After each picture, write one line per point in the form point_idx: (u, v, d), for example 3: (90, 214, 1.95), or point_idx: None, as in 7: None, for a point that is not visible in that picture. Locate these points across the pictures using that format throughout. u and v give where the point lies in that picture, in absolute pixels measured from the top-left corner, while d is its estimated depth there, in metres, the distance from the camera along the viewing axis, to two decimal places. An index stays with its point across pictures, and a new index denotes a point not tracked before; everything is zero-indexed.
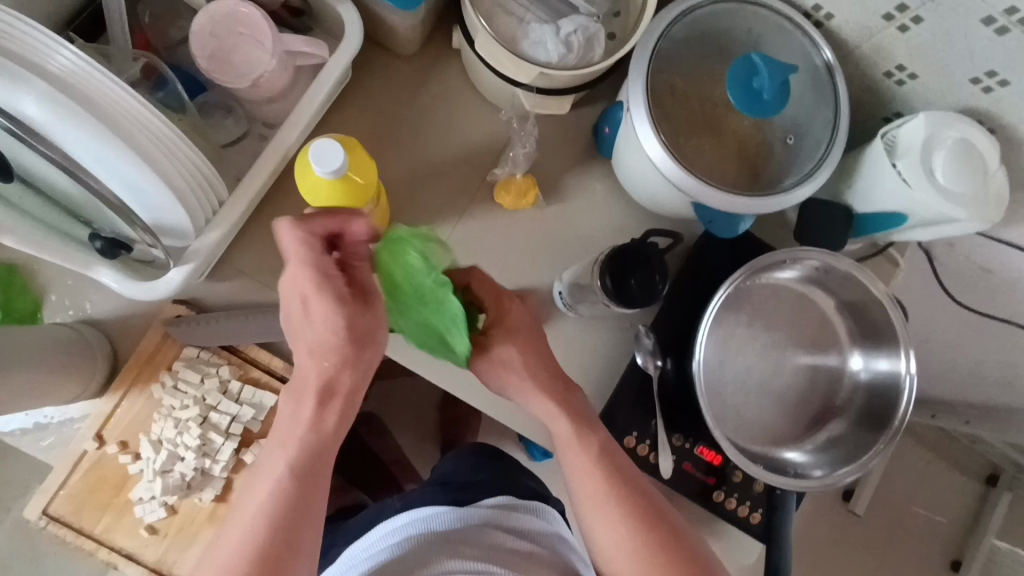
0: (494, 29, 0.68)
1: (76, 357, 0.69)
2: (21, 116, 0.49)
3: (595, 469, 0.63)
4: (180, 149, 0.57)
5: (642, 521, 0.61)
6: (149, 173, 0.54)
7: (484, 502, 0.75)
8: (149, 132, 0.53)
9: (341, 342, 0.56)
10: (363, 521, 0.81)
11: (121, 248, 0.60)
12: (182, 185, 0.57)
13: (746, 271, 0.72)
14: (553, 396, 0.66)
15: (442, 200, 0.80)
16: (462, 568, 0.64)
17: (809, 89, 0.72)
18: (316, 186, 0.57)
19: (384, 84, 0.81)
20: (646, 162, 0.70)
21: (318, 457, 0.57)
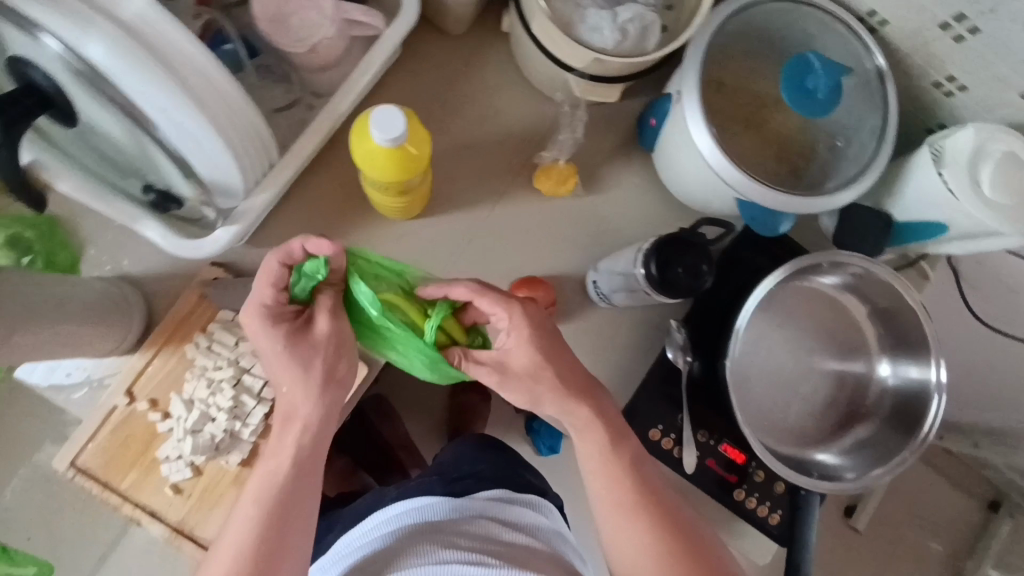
0: (551, 12, 0.68)
1: (117, 316, 0.71)
2: (84, 58, 0.48)
3: (617, 480, 0.61)
4: (241, 107, 0.57)
5: (662, 540, 0.59)
6: (208, 129, 0.54)
7: (478, 494, 0.74)
8: (214, 90, 0.54)
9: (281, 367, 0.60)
10: (362, 505, 0.81)
11: (173, 201, 0.64)
12: (237, 147, 0.58)
13: (791, 267, 0.71)
14: (578, 400, 0.62)
15: (482, 182, 0.80)
16: (456, 558, 0.63)
17: (859, 93, 0.72)
18: (372, 154, 0.57)
19: (431, 63, 0.81)
20: (692, 154, 0.70)
21: (280, 479, 0.59)
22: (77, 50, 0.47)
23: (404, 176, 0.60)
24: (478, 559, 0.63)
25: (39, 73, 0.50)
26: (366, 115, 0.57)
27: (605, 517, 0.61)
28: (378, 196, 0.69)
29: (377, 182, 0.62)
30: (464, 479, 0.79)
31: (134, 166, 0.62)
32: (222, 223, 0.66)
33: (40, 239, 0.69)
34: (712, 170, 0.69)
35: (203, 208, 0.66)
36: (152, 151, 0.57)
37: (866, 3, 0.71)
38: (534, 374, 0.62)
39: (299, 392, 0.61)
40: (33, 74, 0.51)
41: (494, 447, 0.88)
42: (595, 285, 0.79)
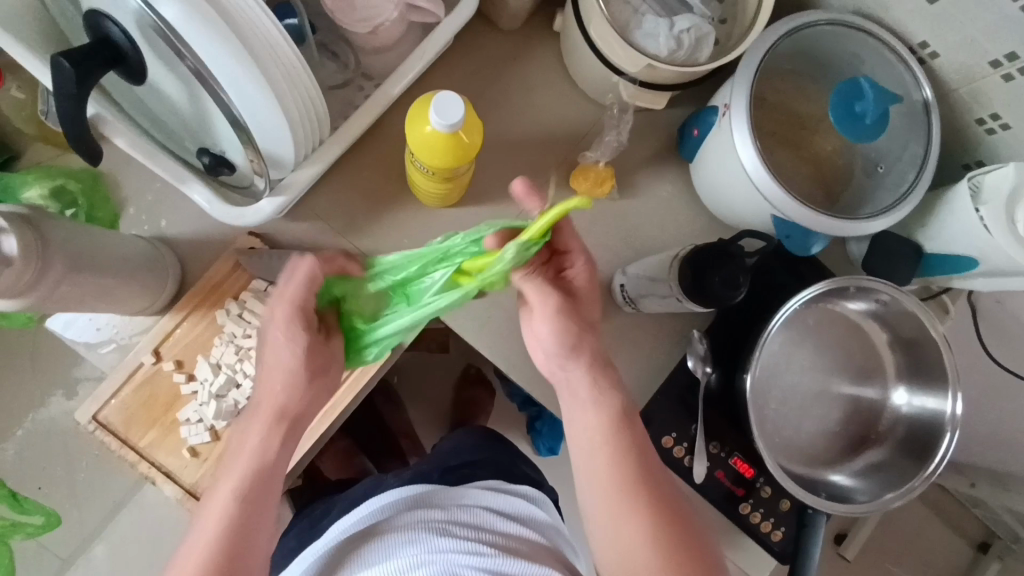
0: (609, 15, 0.69)
1: (153, 276, 0.71)
2: (160, 16, 0.48)
3: (613, 458, 0.59)
4: (301, 79, 0.57)
5: (657, 527, 0.57)
6: (269, 96, 0.54)
7: (474, 484, 0.75)
8: (280, 60, 0.54)
9: (298, 367, 0.59)
10: (357, 492, 0.81)
11: (225, 167, 0.64)
12: (294, 120, 0.59)
13: (829, 283, 0.71)
14: (591, 375, 0.63)
15: (519, 176, 0.81)
16: (454, 547, 0.62)
17: (902, 123, 0.73)
18: (428, 138, 0.59)
19: (480, 55, 0.82)
20: (733, 166, 0.71)
21: (266, 475, 0.56)
22: (154, 7, 0.48)
23: (455, 163, 0.61)
24: (476, 550, 0.61)
25: (114, 28, 0.51)
26: (427, 102, 0.58)
27: (597, 501, 0.59)
28: (421, 180, 0.69)
29: (426, 167, 0.63)
30: (462, 468, 0.81)
31: (189, 128, 0.62)
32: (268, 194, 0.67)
33: (87, 194, 0.76)
34: (754, 185, 0.70)
35: (256, 178, 0.65)
36: (210, 114, 0.58)
37: (918, 34, 0.72)
38: (589, 323, 0.64)
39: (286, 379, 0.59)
40: (107, 28, 0.52)
41: (492, 437, 0.91)
42: (622, 288, 0.78)
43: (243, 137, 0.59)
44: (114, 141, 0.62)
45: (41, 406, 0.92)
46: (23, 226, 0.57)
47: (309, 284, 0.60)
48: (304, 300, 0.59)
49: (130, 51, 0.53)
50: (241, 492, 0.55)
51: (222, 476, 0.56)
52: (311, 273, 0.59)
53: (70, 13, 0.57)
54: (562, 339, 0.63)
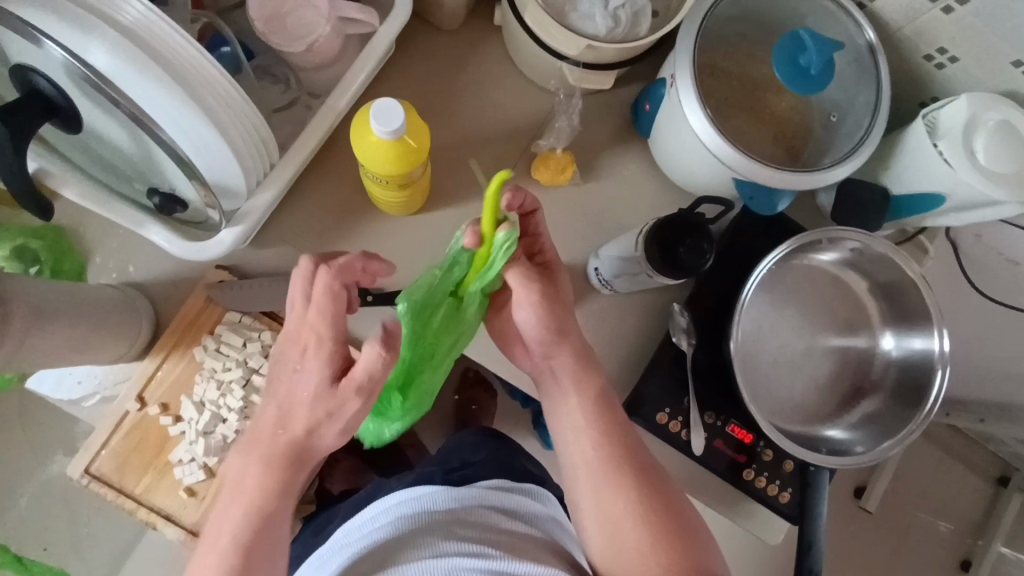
0: (543, 1, 0.69)
1: (125, 322, 0.71)
2: (87, 63, 0.48)
3: (603, 445, 0.62)
4: (242, 109, 0.57)
5: (643, 504, 0.61)
6: (212, 131, 0.54)
7: (480, 484, 0.74)
8: (218, 91, 0.54)
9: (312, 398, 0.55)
10: (359, 496, 0.82)
11: (178, 205, 0.64)
12: (241, 150, 0.59)
13: (795, 239, 0.71)
14: (571, 364, 0.65)
15: (480, 174, 0.80)
16: (460, 551, 0.62)
17: (851, 70, 0.73)
18: (374, 148, 0.58)
19: (426, 58, 0.82)
20: (687, 135, 0.71)
21: (272, 505, 0.56)
22: (81, 54, 0.48)
23: (407, 167, 0.61)
24: (479, 553, 0.62)
25: (44, 81, 0.51)
26: (369, 109, 0.58)
27: (586, 486, 0.62)
28: (378, 190, 0.69)
29: (378, 176, 0.62)
30: (464, 468, 0.81)
31: (137, 171, 0.62)
32: (226, 225, 0.67)
33: (50, 250, 0.75)
34: (709, 151, 0.69)
35: (208, 211, 0.64)
36: (155, 156, 0.58)
37: None
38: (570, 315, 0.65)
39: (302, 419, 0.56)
40: (38, 81, 0.51)
41: (493, 436, 0.91)
42: (597, 272, 0.79)
43: (192, 172, 0.59)
44: (63, 193, 0.62)
45: (42, 466, 0.92)
46: None
47: (332, 296, 0.55)
48: (336, 303, 0.55)
49: (64, 100, 0.53)
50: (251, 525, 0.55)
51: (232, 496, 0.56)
52: (330, 285, 0.55)
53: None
54: (545, 337, 0.63)
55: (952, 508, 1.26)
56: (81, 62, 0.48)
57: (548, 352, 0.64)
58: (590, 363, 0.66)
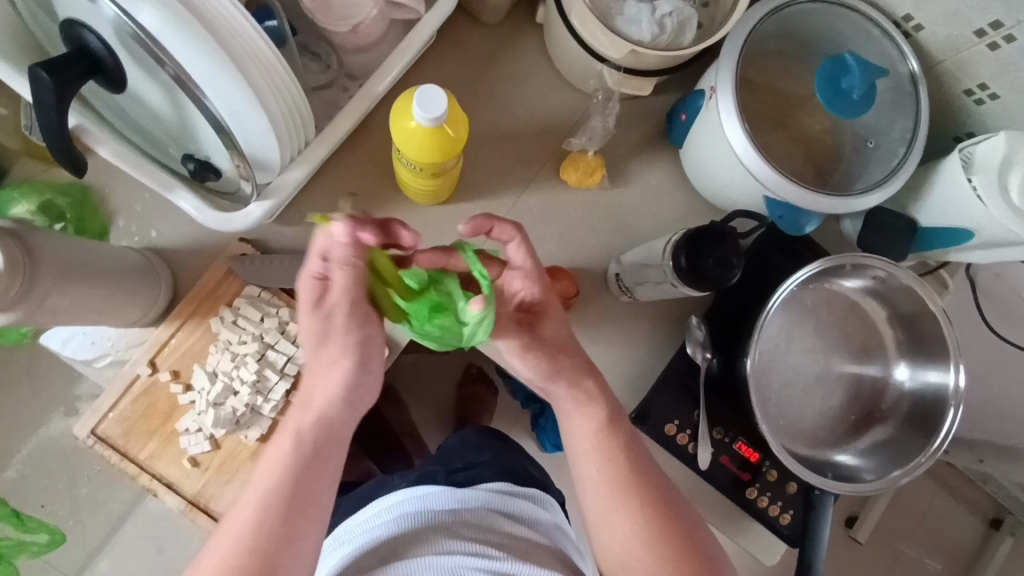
0: (590, 2, 0.69)
1: (144, 287, 0.71)
2: (137, 23, 0.48)
3: (606, 463, 0.59)
4: (282, 80, 0.57)
5: (652, 525, 0.57)
6: (252, 101, 0.54)
7: (483, 486, 0.73)
8: (261, 63, 0.54)
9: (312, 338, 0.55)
10: (360, 493, 0.81)
11: (211, 172, 0.64)
12: (279, 123, 0.59)
13: (827, 260, 0.70)
14: (578, 378, 0.60)
15: (508, 171, 0.80)
16: (464, 551, 0.63)
17: (890, 97, 0.72)
18: (412, 134, 0.59)
19: (464, 50, 0.82)
20: (721, 146, 0.71)
21: (306, 467, 0.53)
22: (131, 14, 0.47)
23: (442, 157, 0.61)
24: (484, 553, 0.63)
25: (91, 37, 0.51)
26: (411, 93, 0.58)
27: (593, 507, 0.59)
28: (408, 177, 0.69)
29: (412, 162, 0.63)
30: (467, 470, 0.79)
31: (172, 136, 0.62)
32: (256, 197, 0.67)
33: (74, 208, 0.75)
34: (742, 167, 0.69)
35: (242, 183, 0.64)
36: (193, 121, 0.58)
37: (902, 7, 0.72)
38: (559, 344, 0.60)
39: (320, 361, 0.56)
40: (84, 37, 0.51)
41: (497, 437, 0.91)
42: (618, 277, 0.78)
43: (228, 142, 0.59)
44: (96, 151, 0.62)
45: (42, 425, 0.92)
46: (9, 239, 0.57)
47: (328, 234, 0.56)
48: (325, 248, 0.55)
49: (109, 60, 0.53)
50: (289, 480, 0.52)
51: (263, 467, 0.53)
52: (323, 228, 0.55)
53: (47, 24, 0.56)
54: (534, 368, 0.60)
55: (944, 547, 1.26)
56: (130, 22, 0.48)
57: (545, 378, 0.60)
58: (587, 381, 0.61)
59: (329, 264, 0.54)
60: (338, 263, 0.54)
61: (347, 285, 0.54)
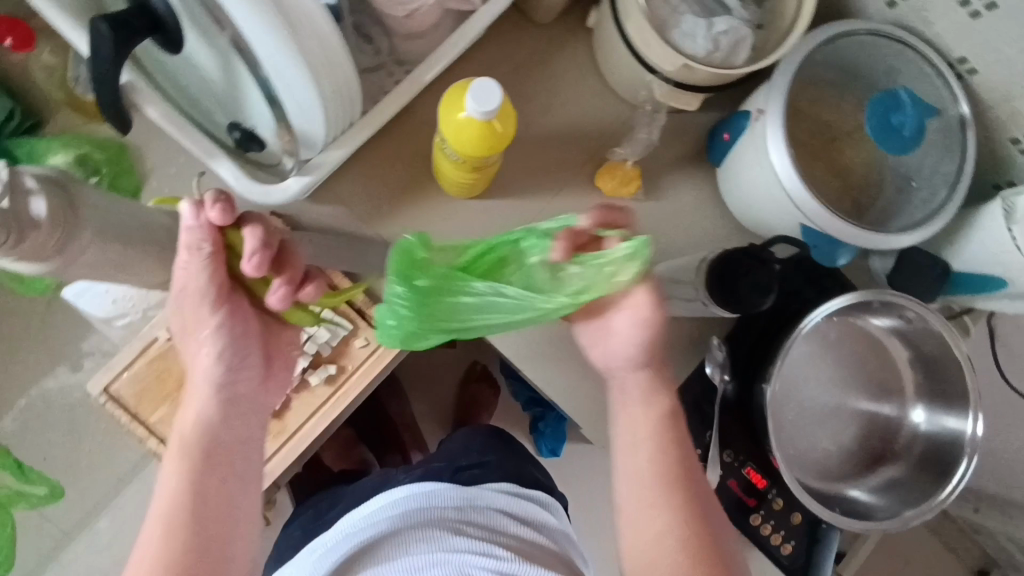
0: (646, 12, 0.69)
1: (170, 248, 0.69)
2: None
3: (659, 455, 0.60)
4: (337, 58, 0.56)
5: (682, 530, 0.57)
6: (305, 77, 0.54)
7: (489, 486, 0.76)
8: (321, 38, 0.53)
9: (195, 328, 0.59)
10: (365, 488, 0.80)
11: (255, 143, 0.64)
12: (328, 101, 0.58)
13: (872, 290, 0.70)
14: (647, 372, 0.62)
15: (544, 172, 0.80)
16: (470, 548, 0.63)
17: (938, 138, 0.71)
18: (462, 127, 0.58)
19: (513, 47, 0.82)
20: (762, 168, 0.70)
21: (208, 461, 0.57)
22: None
23: (487, 152, 0.60)
24: (490, 552, 0.63)
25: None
26: (466, 86, 0.58)
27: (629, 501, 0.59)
28: (448, 168, 0.69)
29: (455, 154, 0.63)
30: (473, 468, 0.80)
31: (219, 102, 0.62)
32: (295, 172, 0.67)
33: (111, 165, 0.75)
34: (782, 192, 0.69)
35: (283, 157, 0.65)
36: (242, 91, 0.58)
37: (958, 49, 0.71)
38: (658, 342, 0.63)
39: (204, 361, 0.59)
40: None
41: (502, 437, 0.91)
42: None
43: (277, 114, 0.59)
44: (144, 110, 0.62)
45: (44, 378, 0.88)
46: (52, 189, 0.57)
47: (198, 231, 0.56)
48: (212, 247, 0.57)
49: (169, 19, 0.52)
50: (194, 489, 0.55)
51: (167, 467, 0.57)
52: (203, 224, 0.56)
53: None
54: (630, 351, 0.61)
55: None
56: None
57: (625, 363, 0.62)
58: (658, 372, 0.63)
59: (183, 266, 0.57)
60: (194, 252, 0.56)
61: (207, 277, 0.57)
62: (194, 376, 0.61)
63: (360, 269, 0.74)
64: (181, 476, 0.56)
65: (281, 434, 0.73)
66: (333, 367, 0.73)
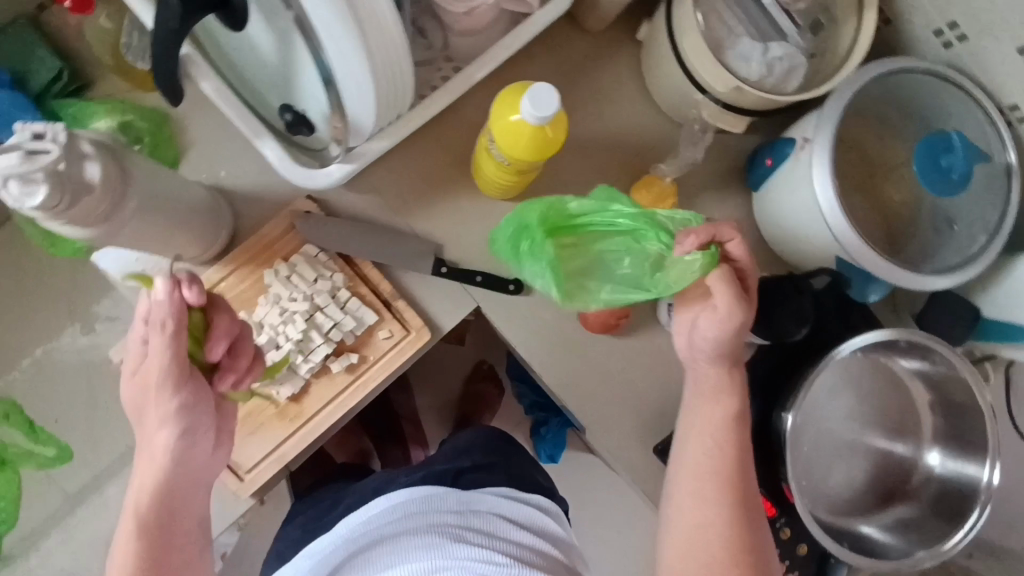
0: (703, 30, 0.69)
1: (203, 225, 0.70)
2: None
3: (725, 449, 0.64)
4: (395, 46, 0.56)
5: (735, 523, 0.61)
6: (365, 61, 0.54)
7: (488, 490, 0.77)
8: (382, 25, 0.53)
9: (148, 389, 0.55)
10: (369, 488, 0.80)
11: (305, 127, 0.63)
12: (382, 87, 0.58)
13: (901, 330, 0.70)
14: (716, 372, 0.66)
15: (580, 181, 0.80)
16: (471, 555, 0.65)
17: (981, 183, 0.71)
18: (517, 131, 0.58)
19: (561, 53, 0.81)
20: (803, 196, 0.70)
21: (157, 533, 0.56)
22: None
23: (537, 156, 0.60)
24: (492, 559, 0.65)
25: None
26: (524, 90, 0.58)
27: (688, 487, 0.63)
28: (489, 169, 0.68)
29: (503, 156, 0.63)
30: (478, 472, 0.81)
31: (272, 83, 0.62)
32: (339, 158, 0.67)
33: (151, 133, 0.75)
34: (824, 223, 0.69)
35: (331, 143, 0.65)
36: (299, 72, 0.57)
37: (1011, 97, 0.70)
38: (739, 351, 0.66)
39: (155, 420, 0.56)
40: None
41: (507, 440, 0.91)
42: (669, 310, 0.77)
43: (333, 100, 0.58)
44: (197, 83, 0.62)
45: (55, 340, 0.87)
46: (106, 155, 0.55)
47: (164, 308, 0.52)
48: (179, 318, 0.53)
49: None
50: (146, 561, 0.55)
51: (122, 525, 0.57)
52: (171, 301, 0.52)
53: None
54: (712, 338, 0.65)
55: None
56: None
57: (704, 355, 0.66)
58: (734, 373, 0.66)
59: (148, 341, 0.54)
60: (157, 329, 0.52)
61: (170, 359, 0.53)
62: (149, 445, 0.57)
63: (392, 260, 0.74)
64: (121, 572, 0.54)
65: (298, 418, 0.72)
66: (355, 356, 0.73)
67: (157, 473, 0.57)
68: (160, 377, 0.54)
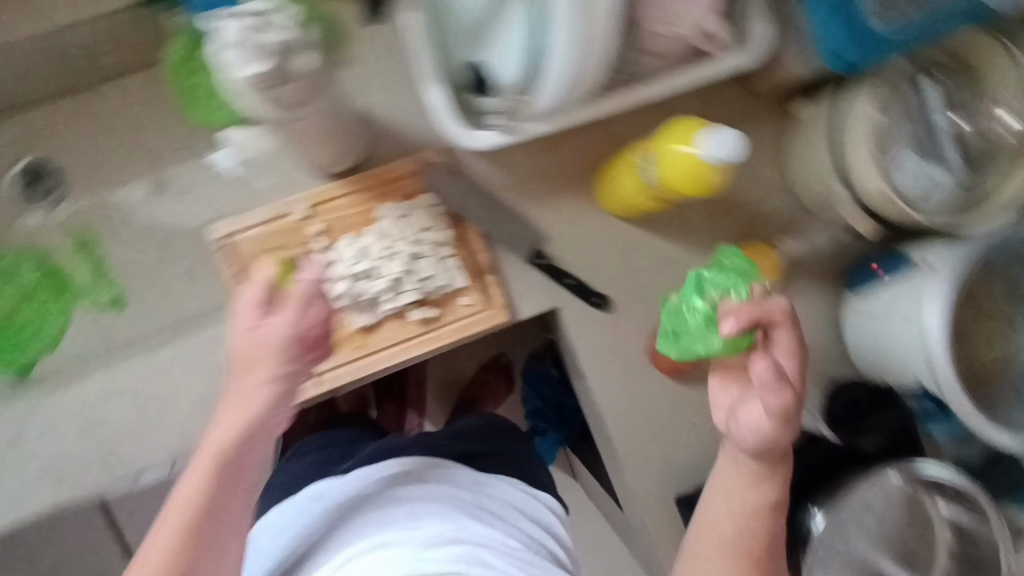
0: (875, 134, 0.69)
1: (343, 140, 0.70)
2: None
3: (740, 545, 0.58)
4: (603, 25, 0.54)
5: None
6: (569, 23, 0.53)
7: (500, 479, 0.83)
8: (605, 13, 0.54)
9: (263, 354, 0.53)
10: (378, 451, 0.83)
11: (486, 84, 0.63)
12: (575, 61, 0.56)
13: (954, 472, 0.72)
14: (755, 459, 0.58)
15: (691, 226, 0.82)
16: (489, 535, 0.71)
17: None
18: (678, 161, 0.59)
19: (716, 99, 0.81)
20: (908, 316, 0.71)
21: (228, 486, 0.52)
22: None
23: (687, 189, 0.60)
24: (506, 541, 0.72)
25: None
26: (707, 125, 0.58)
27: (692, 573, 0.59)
28: (631, 185, 0.70)
29: (656, 178, 0.63)
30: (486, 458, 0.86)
31: (474, 35, 0.63)
32: (498, 127, 0.64)
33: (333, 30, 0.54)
34: (922, 348, 0.69)
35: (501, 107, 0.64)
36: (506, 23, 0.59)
37: None
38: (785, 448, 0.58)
39: (258, 378, 0.53)
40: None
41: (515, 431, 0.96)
42: None
43: (531, 59, 0.60)
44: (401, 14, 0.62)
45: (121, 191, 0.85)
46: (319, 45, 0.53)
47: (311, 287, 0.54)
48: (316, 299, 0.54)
49: None
50: (209, 511, 0.52)
51: (192, 470, 0.52)
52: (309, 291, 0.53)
53: None
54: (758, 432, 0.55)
55: None
56: None
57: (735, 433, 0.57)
58: (777, 464, 0.58)
59: (267, 316, 0.53)
60: (294, 301, 0.53)
61: (282, 338, 0.53)
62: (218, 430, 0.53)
63: (500, 237, 0.77)
64: (186, 516, 0.51)
65: (361, 349, 0.74)
66: (435, 311, 0.75)
67: (243, 425, 0.53)
68: (283, 343, 0.53)
